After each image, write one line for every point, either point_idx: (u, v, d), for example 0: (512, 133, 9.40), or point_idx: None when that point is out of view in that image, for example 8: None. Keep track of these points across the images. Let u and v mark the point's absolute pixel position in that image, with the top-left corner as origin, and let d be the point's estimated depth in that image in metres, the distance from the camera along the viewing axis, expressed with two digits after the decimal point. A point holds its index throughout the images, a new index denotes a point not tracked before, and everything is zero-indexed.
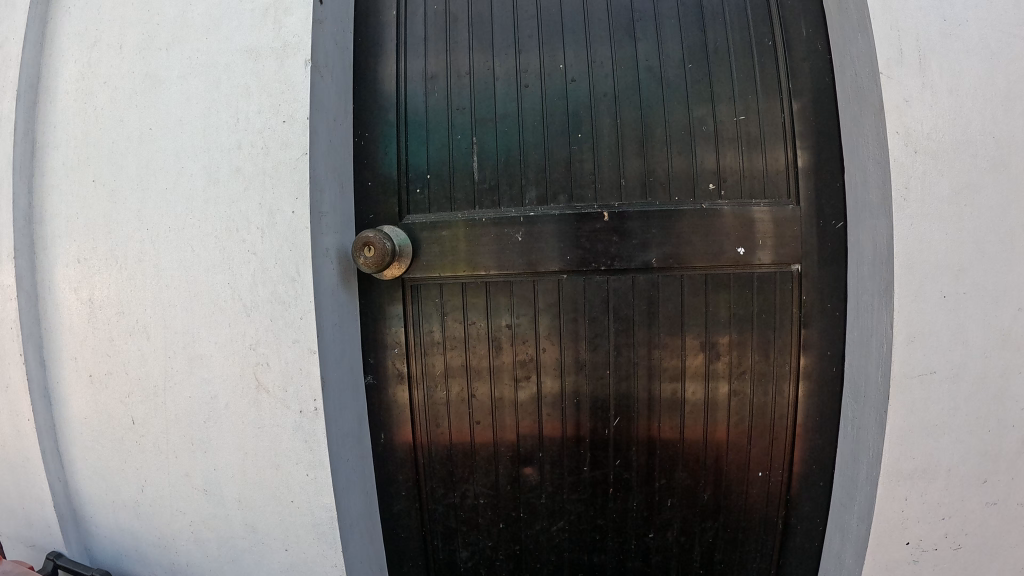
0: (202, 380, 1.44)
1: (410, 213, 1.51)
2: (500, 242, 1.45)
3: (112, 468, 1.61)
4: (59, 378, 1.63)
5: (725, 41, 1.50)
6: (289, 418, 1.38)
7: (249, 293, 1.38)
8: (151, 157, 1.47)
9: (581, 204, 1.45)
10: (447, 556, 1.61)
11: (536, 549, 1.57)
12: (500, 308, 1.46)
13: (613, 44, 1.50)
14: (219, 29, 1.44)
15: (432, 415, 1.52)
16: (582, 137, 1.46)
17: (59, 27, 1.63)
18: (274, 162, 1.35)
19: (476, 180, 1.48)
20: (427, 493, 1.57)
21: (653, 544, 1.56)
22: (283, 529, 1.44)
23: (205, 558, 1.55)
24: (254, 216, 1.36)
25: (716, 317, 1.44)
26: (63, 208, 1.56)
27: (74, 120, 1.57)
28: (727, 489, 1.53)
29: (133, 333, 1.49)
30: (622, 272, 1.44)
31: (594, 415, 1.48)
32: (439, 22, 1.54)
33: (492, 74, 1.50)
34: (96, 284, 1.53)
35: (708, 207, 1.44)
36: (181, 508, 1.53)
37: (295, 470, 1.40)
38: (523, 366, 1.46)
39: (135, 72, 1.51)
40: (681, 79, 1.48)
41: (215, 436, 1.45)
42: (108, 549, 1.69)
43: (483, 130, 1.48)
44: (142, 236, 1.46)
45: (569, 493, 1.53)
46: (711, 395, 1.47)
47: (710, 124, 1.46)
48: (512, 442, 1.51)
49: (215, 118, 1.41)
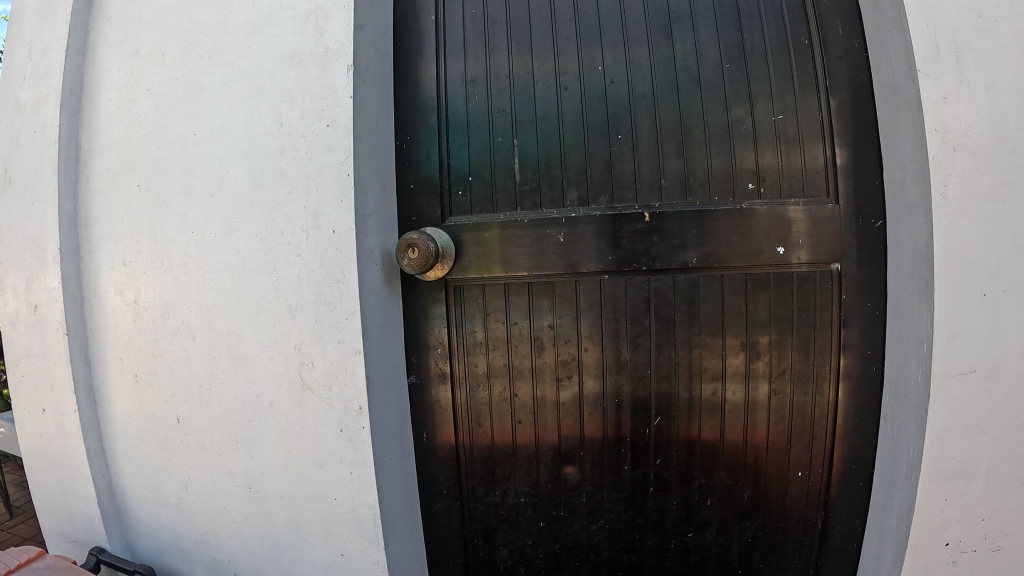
0: (246, 379, 1.46)
1: (451, 214, 1.52)
2: (541, 242, 1.46)
3: (156, 466, 1.64)
4: (105, 378, 1.67)
5: (762, 40, 1.49)
6: (334, 417, 1.39)
7: (294, 294, 1.40)
8: (195, 162, 1.49)
9: (621, 205, 1.46)
10: (487, 555, 1.62)
11: (575, 547, 1.58)
12: (542, 308, 1.46)
13: (650, 45, 1.50)
14: (261, 36, 1.46)
15: (474, 415, 1.53)
16: (622, 138, 1.46)
17: (101, 35, 1.67)
18: (317, 166, 1.37)
19: (517, 181, 1.49)
20: (468, 492, 1.58)
21: (692, 544, 1.56)
22: (325, 526, 1.46)
23: (247, 555, 1.57)
24: (300, 219, 1.39)
25: (755, 316, 1.44)
26: (108, 212, 1.60)
27: (117, 127, 1.60)
28: (766, 488, 1.52)
29: (178, 333, 1.52)
30: (663, 272, 1.44)
31: (635, 415, 1.48)
32: (477, 26, 1.55)
33: (532, 77, 1.50)
34: (141, 286, 1.56)
35: (746, 206, 1.43)
36: (223, 506, 1.56)
37: (338, 468, 1.42)
38: (565, 366, 1.47)
39: (177, 79, 1.54)
40: (719, 79, 1.48)
41: (258, 435, 1.48)
42: (150, 545, 1.72)
43: (523, 132, 1.49)
44: (185, 238, 1.49)
45: (609, 492, 1.53)
46: (752, 395, 1.46)
47: (749, 124, 1.46)
48: (553, 442, 1.51)
49: (258, 123, 1.44)
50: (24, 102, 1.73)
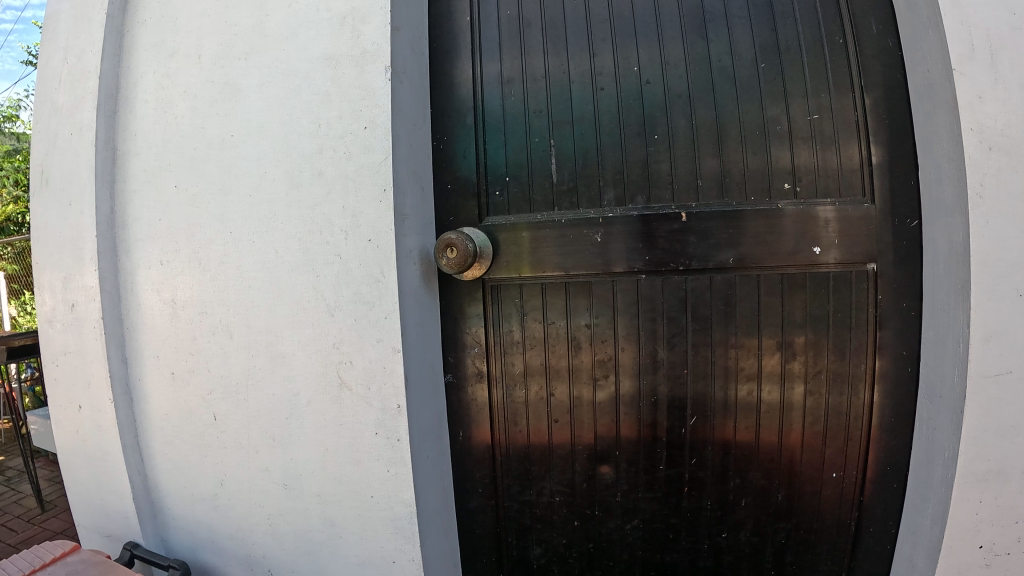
0: (284, 377, 1.48)
1: (489, 214, 1.53)
2: (578, 242, 1.46)
3: (192, 462, 1.66)
4: (142, 376, 1.69)
5: (796, 39, 1.48)
6: (371, 415, 1.40)
7: (332, 294, 1.41)
8: (233, 163, 1.51)
9: (657, 205, 1.45)
10: (521, 553, 1.62)
11: (609, 547, 1.58)
12: (578, 308, 1.47)
13: (685, 44, 1.49)
14: (297, 39, 1.47)
15: (511, 414, 1.53)
16: (659, 138, 1.46)
17: (136, 38, 1.69)
18: (356, 166, 1.38)
19: (554, 181, 1.49)
20: (503, 490, 1.59)
21: (726, 545, 1.55)
22: (361, 523, 1.47)
23: (283, 551, 1.58)
24: (338, 219, 1.40)
25: (791, 317, 1.43)
26: (145, 212, 1.63)
27: (153, 129, 1.63)
28: (800, 489, 1.51)
29: (215, 332, 1.54)
30: (700, 272, 1.44)
31: (671, 415, 1.47)
32: (512, 26, 1.55)
33: (568, 77, 1.51)
34: (178, 285, 1.58)
35: (782, 206, 1.42)
36: (258, 502, 1.57)
37: (375, 466, 1.42)
38: (602, 365, 1.47)
39: (213, 81, 1.56)
40: (754, 79, 1.47)
41: (294, 432, 1.49)
42: (184, 540, 1.74)
43: (560, 132, 1.49)
44: (222, 238, 1.51)
45: (643, 491, 1.53)
46: (787, 396, 1.46)
47: (785, 123, 1.45)
48: (589, 441, 1.52)
49: (296, 124, 1.45)
50: (60, 105, 1.76)
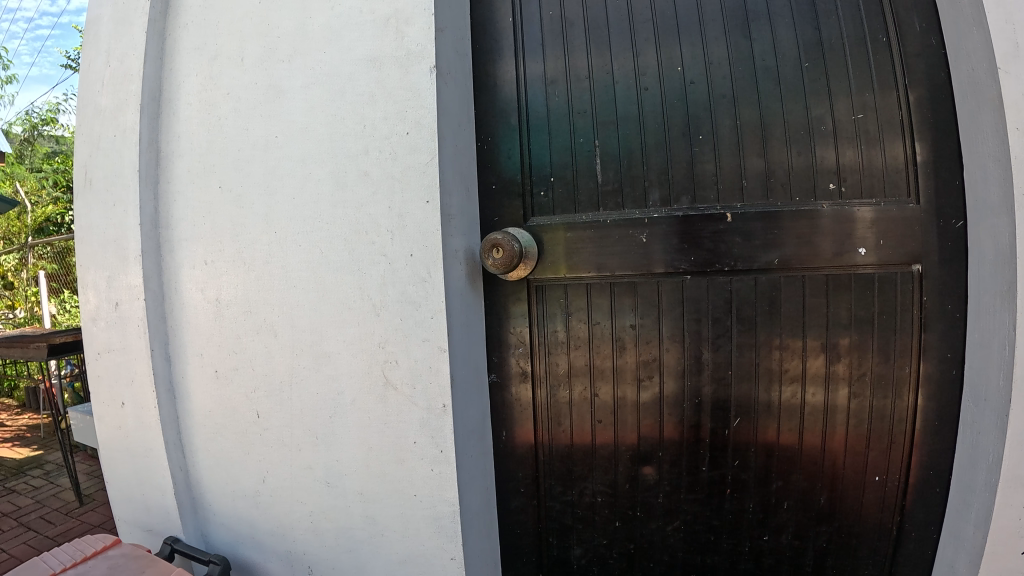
0: (329, 376, 1.49)
1: (533, 215, 1.53)
2: (624, 243, 1.47)
3: (235, 459, 1.68)
4: (185, 373, 1.72)
5: (840, 37, 1.47)
6: (416, 414, 1.41)
7: (378, 293, 1.42)
8: (276, 163, 1.53)
9: (702, 205, 1.45)
10: (561, 554, 1.62)
11: (649, 548, 1.57)
12: (624, 308, 1.47)
13: (728, 43, 1.48)
14: (340, 40, 1.48)
15: (555, 414, 1.54)
16: (703, 138, 1.45)
17: (178, 40, 1.71)
18: (401, 167, 1.39)
19: (599, 182, 1.50)
20: (545, 490, 1.59)
21: (766, 547, 1.54)
22: (404, 521, 1.48)
23: (324, 548, 1.59)
24: (384, 219, 1.41)
25: (836, 318, 1.42)
26: (190, 212, 1.66)
27: (197, 130, 1.66)
28: (842, 493, 1.50)
29: (260, 331, 1.56)
30: (744, 272, 1.43)
31: (714, 416, 1.47)
32: (555, 27, 1.55)
33: (611, 77, 1.51)
34: (223, 284, 1.61)
35: (829, 207, 1.41)
36: (300, 499, 1.59)
37: (419, 465, 1.43)
38: (646, 366, 1.47)
39: (257, 83, 1.57)
40: (798, 78, 1.45)
41: (338, 431, 1.50)
42: (225, 536, 1.77)
43: (604, 133, 1.50)
44: (267, 237, 1.53)
45: (686, 493, 1.52)
46: (832, 398, 1.45)
47: (829, 123, 1.44)
48: (632, 442, 1.51)
49: (341, 125, 1.46)
50: (103, 107, 1.80)
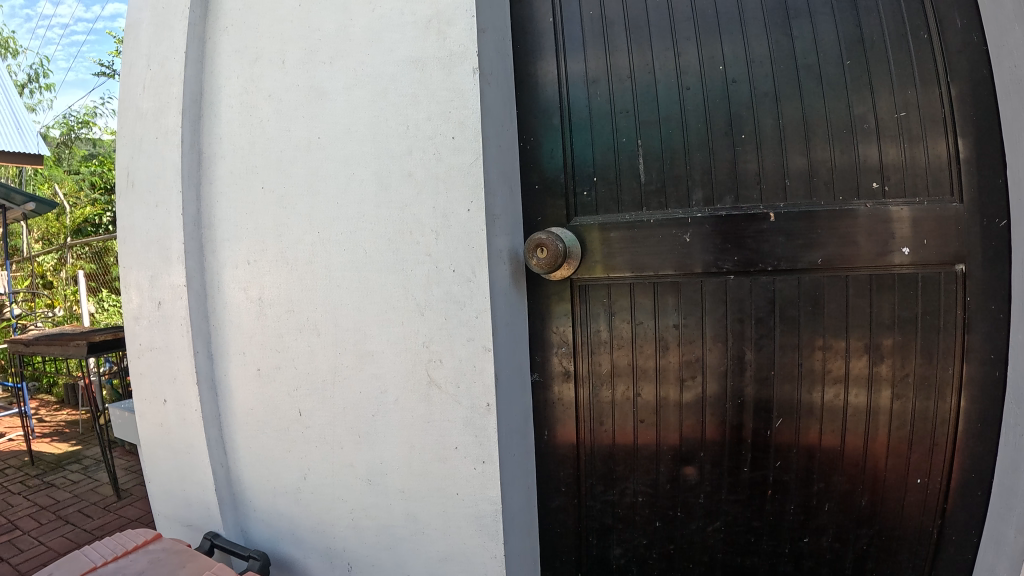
0: (372, 374, 1.52)
1: (577, 214, 1.54)
2: (666, 243, 1.47)
3: (276, 457, 1.71)
4: (228, 371, 1.75)
5: (881, 34, 1.45)
6: (460, 412, 1.42)
7: (423, 293, 1.44)
8: (320, 164, 1.55)
9: (745, 205, 1.45)
10: (600, 553, 1.62)
11: (689, 548, 1.57)
12: (667, 308, 1.48)
13: (769, 41, 1.48)
14: (382, 42, 1.49)
15: (596, 414, 1.55)
16: (746, 137, 1.46)
17: (218, 43, 1.74)
18: (446, 168, 1.41)
19: (643, 181, 1.51)
20: (586, 490, 1.60)
21: (806, 549, 1.53)
22: (445, 519, 1.49)
23: (364, 545, 1.61)
24: (429, 220, 1.42)
25: (879, 318, 1.41)
26: (232, 213, 1.69)
27: (239, 132, 1.68)
28: (884, 495, 1.48)
29: (303, 330, 1.59)
30: (788, 272, 1.43)
31: (757, 416, 1.46)
32: (595, 26, 1.56)
33: (653, 77, 1.51)
34: (265, 283, 1.64)
35: (873, 206, 1.40)
36: (341, 497, 1.61)
37: (463, 463, 1.44)
38: (688, 366, 1.47)
39: (299, 85, 1.59)
40: (840, 76, 1.45)
41: (381, 429, 1.52)
42: (265, 533, 1.79)
43: (647, 132, 1.50)
44: (311, 237, 1.56)
45: (727, 494, 1.52)
46: (875, 399, 1.43)
47: (871, 121, 1.42)
48: (674, 442, 1.52)
49: (384, 126, 1.48)
50: (144, 110, 1.83)
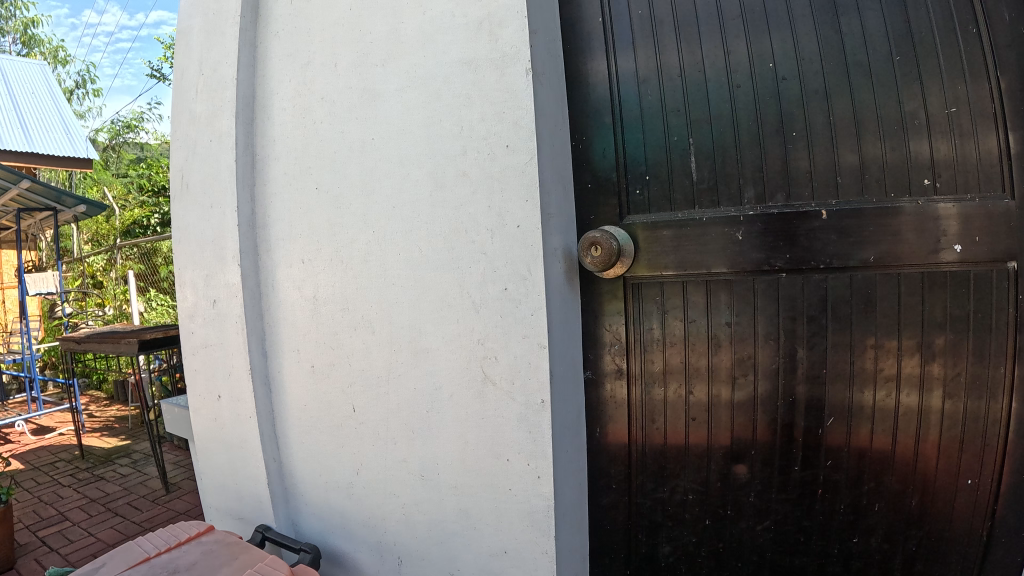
0: (428, 371, 1.55)
1: (629, 213, 1.56)
2: (719, 241, 1.48)
3: (329, 452, 1.75)
4: (282, 368, 1.80)
5: (930, 29, 1.44)
6: (515, 409, 1.45)
7: (478, 291, 1.47)
8: (374, 165, 1.59)
9: (797, 203, 1.45)
10: (649, 551, 1.64)
11: (738, 548, 1.58)
12: (720, 306, 1.49)
13: (818, 38, 1.48)
14: (434, 44, 1.52)
15: (648, 412, 1.57)
16: (797, 135, 1.47)
17: (270, 47, 1.79)
18: (500, 167, 1.43)
19: (695, 180, 1.52)
20: (636, 487, 1.62)
21: (856, 550, 1.53)
22: (497, 514, 1.51)
23: (414, 540, 1.64)
24: (484, 219, 1.45)
25: (931, 317, 1.40)
26: (287, 213, 1.73)
27: (293, 134, 1.73)
28: (933, 496, 1.47)
29: (358, 327, 1.64)
30: (840, 269, 1.42)
31: (808, 415, 1.47)
32: (644, 26, 1.58)
33: (704, 75, 1.53)
34: (320, 282, 1.69)
35: (924, 203, 1.39)
36: (393, 492, 1.65)
37: (517, 459, 1.46)
38: (741, 364, 1.48)
39: (352, 87, 1.63)
40: (889, 72, 1.44)
41: (436, 425, 1.55)
42: (316, 526, 1.84)
43: (698, 130, 1.52)
44: (367, 236, 1.60)
45: (777, 493, 1.52)
46: (926, 400, 1.42)
47: (922, 117, 1.42)
48: (725, 442, 1.53)
49: (438, 127, 1.51)
50: (198, 114, 1.89)
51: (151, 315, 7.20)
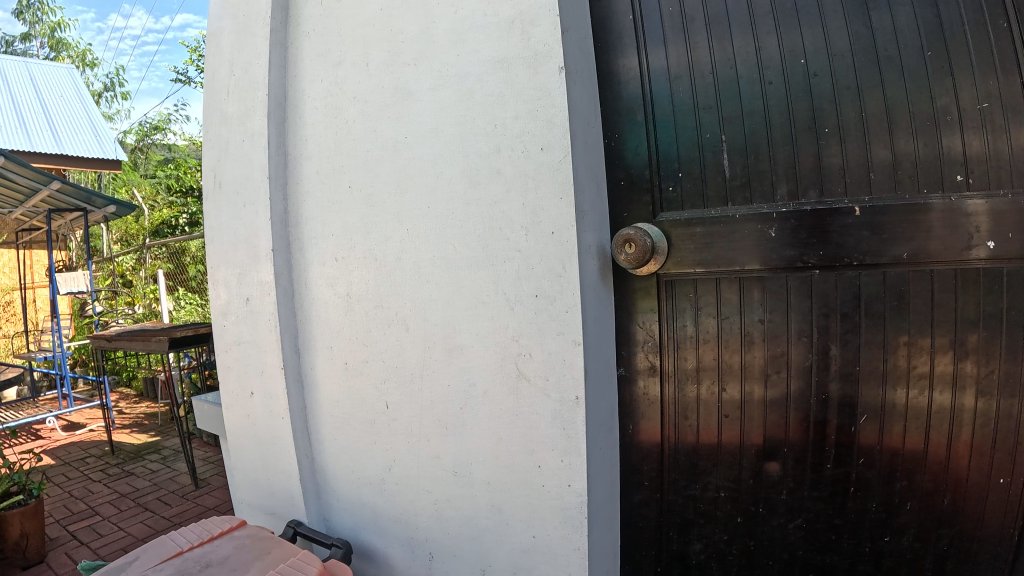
0: (461, 368, 1.56)
1: (662, 210, 1.57)
2: (751, 238, 1.47)
3: (361, 447, 1.77)
4: (315, 365, 1.83)
5: (961, 24, 1.42)
6: (549, 406, 1.46)
7: (513, 288, 1.48)
8: (408, 163, 1.60)
9: (830, 199, 1.44)
10: (681, 548, 1.64)
11: (770, 545, 1.58)
12: (752, 303, 1.49)
13: (850, 33, 1.47)
14: (466, 43, 1.53)
15: (681, 409, 1.58)
16: (830, 131, 1.46)
17: (302, 47, 1.81)
18: (535, 165, 1.44)
19: (728, 177, 1.52)
20: (668, 484, 1.63)
21: (888, 549, 1.51)
22: (530, 511, 1.52)
23: (446, 536, 1.65)
24: (519, 217, 1.46)
25: (964, 314, 1.37)
26: (321, 212, 1.76)
27: (325, 133, 1.75)
28: (965, 495, 1.44)
29: (392, 324, 1.65)
30: (873, 266, 1.40)
31: (841, 412, 1.46)
32: (675, 23, 1.59)
33: (736, 72, 1.53)
34: (353, 280, 1.71)
35: (954, 200, 1.34)
36: (426, 488, 1.66)
37: (551, 456, 1.47)
38: (774, 361, 1.48)
39: (384, 87, 1.65)
40: (921, 68, 1.42)
41: (469, 421, 1.57)
42: (347, 521, 1.86)
43: (731, 127, 1.53)
44: (400, 234, 1.62)
45: (809, 491, 1.51)
46: (959, 399, 1.39)
47: (954, 112, 1.39)
48: (757, 439, 1.52)
49: (471, 125, 1.52)
50: (230, 114, 1.91)
51: (180, 313, 7.29)
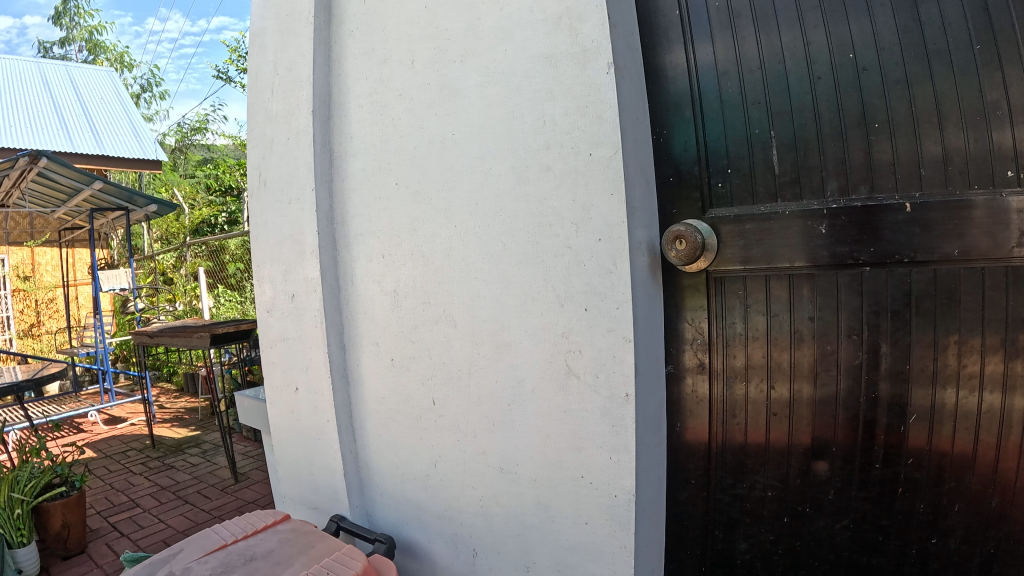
0: (509, 364, 1.57)
1: (712, 206, 1.56)
2: (800, 234, 1.45)
3: (407, 443, 1.79)
4: (361, 362, 1.85)
5: (1010, 17, 1.38)
6: (598, 402, 1.46)
7: (563, 285, 1.48)
8: (455, 160, 1.62)
9: (881, 195, 1.41)
10: (726, 547, 1.63)
11: (816, 546, 1.56)
12: (802, 300, 1.47)
13: (897, 27, 1.45)
14: (514, 39, 1.53)
15: (729, 408, 1.57)
16: (880, 127, 1.43)
17: (346, 47, 1.83)
18: (585, 161, 1.44)
19: (777, 173, 1.51)
20: (715, 482, 1.62)
21: (934, 550, 1.48)
22: (576, 506, 1.52)
23: (489, 532, 1.66)
24: (569, 213, 1.46)
25: (1015, 312, 1.33)
26: (367, 210, 1.78)
27: (371, 131, 1.77)
28: (1014, 498, 1.39)
29: (438, 321, 1.67)
30: (924, 263, 1.37)
31: (891, 412, 1.44)
32: (722, 18, 1.59)
33: (784, 67, 1.52)
34: (400, 275, 1.73)
35: (994, 196, 1.31)
36: (471, 485, 1.68)
37: (598, 453, 1.47)
38: (824, 359, 1.47)
39: (430, 84, 1.66)
40: (970, 62, 1.39)
41: (516, 418, 1.58)
42: (390, 517, 1.88)
43: (780, 123, 1.52)
44: (449, 231, 1.64)
45: (856, 491, 1.49)
46: (1010, 401, 1.35)
47: (1005, 107, 1.35)
48: (805, 439, 1.51)
49: (519, 122, 1.52)
50: (275, 113, 1.94)
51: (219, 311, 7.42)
